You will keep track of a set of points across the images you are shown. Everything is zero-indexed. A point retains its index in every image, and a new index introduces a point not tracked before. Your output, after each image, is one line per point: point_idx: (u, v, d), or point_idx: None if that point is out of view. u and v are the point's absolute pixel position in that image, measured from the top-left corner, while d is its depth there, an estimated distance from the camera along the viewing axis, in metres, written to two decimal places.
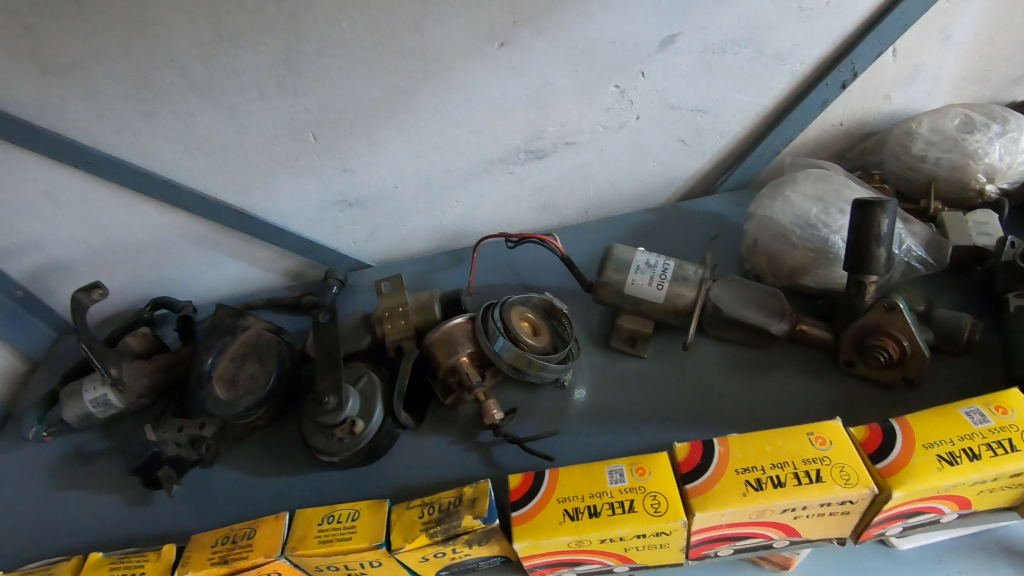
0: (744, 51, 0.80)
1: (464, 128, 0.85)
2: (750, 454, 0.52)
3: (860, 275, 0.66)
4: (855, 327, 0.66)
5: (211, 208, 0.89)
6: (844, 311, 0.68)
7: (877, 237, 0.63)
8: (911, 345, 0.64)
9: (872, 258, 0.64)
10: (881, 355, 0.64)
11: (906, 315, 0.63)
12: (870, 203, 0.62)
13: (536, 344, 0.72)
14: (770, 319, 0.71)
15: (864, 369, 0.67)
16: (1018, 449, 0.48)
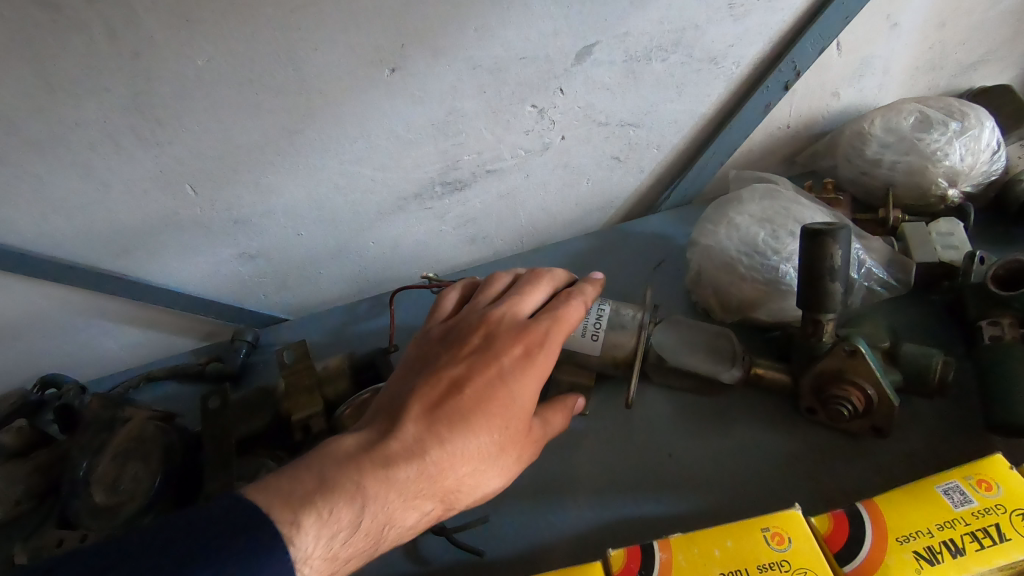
0: (672, 56, 0.71)
1: (367, 164, 0.74)
2: (697, 562, 0.44)
3: (816, 313, 0.57)
4: (813, 373, 0.58)
5: (85, 277, 0.77)
6: (800, 353, 0.60)
7: (830, 270, 0.53)
8: (876, 392, 0.56)
9: (827, 294, 0.55)
10: (845, 407, 0.56)
11: (869, 358, 0.55)
12: (822, 232, 0.53)
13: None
14: (721, 365, 0.63)
15: (826, 418, 0.59)
16: (1010, 537, 0.40)
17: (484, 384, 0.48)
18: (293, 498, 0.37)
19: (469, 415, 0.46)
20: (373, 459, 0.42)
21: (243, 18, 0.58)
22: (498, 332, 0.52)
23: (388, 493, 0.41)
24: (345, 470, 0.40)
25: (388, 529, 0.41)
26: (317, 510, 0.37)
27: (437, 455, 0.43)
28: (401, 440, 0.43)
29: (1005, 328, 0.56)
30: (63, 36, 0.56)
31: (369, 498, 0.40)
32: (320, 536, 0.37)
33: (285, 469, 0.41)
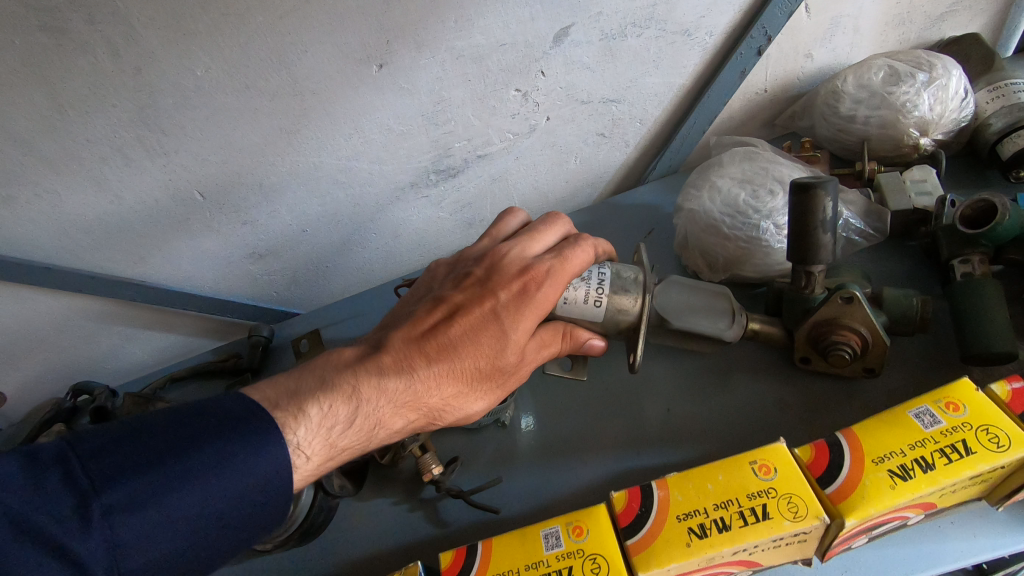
0: (646, 31, 0.74)
1: (363, 158, 0.78)
2: (691, 496, 0.48)
3: (807, 265, 0.59)
4: (811, 323, 0.60)
5: (106, 286, 0.81)
6: (792, 306, 0.63)
7: (821, 224, 0.55)
8: (870, 332, 0.59)
9: (818, 247, 0.57)
10: (846, 351, 0.58)
11: (864, 304, 0.58)
12: (812, 186, 0.55)
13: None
14: (723, 325, 0.65)
15: (821, 364, 0.63)
16: (976, 452, 0.44)
17: (479, 316, 0.56)
18: (299, 395, 0.47)
19: (460, 341, 0.54)
20: (367, 368, 0.51)
21: (235, 28, 0.61)
22: (499, 270, 0.60)
23: (380, 397, 0.50)
24: (344, 375, 0.50)
25: (379, 430, 0.50)
26: (317, 404, 0.46)
27: (424, 375, 0.52)
28: (395, 355, 0.53)
29: (974, 265, 0.60)
30: (69, 58, 0.59)
31: (361, 400, 0.49)
32: (318, 425, 0.46)
33: (297, 373, 0.51)
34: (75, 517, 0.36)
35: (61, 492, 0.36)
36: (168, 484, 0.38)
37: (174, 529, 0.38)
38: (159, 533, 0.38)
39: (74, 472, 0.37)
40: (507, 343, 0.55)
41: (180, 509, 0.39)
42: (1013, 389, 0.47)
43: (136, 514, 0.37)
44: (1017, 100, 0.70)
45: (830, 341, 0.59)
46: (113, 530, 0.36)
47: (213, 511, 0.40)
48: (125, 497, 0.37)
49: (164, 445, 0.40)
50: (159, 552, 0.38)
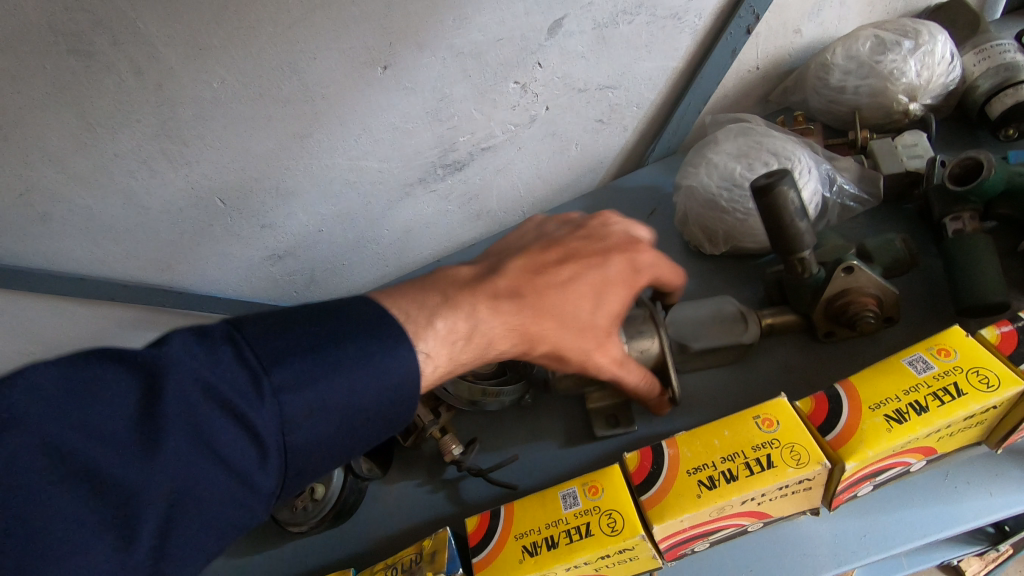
0: (637, 18, 0.76)
1: (373, 157, 0.82)
2: (700, 451, 0.51)
3: (792, 252, 0.60)
4: (825, 301, 0.62)
5: (139, 292, 0.87)
6: (796, 291, 0.64)
7: (790, 217, 0.56)
8: (880, 291, 0.62)
9: (794, 234, 0.58)
10: (870, 316, 0.61)
11: (864, 266, 0.61)
12: (770, 186, 0.54)
13: (483, 368, 0.70)
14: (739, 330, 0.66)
15: (845, 333, 0.64)
16: (968, 392, 0.46)
17: (583, 267, 0.59)
18: (428, 307, 0.52)
19: (564, 285, 0.57)
20: (484, 290, 0.55)
21: (247, 40, 0.65)
22: (603, 238, 0.63)
23: (492, 318, 0.54)
24: (463, 294, 0.55)
25: (491, 348, 0.54)
26: (444, 319, 0.52)
27: (534, 303, 0.56)
28: (509, 281, 0.57)
29: (965, 222, 0.63)
30: (96, 78, 0.64)
31: (479, 318, 0.53)
32: (444, 338, 0.51)
33: (420, 287, 0.56)
34: (252, 391, 0.41)
35: (236, 370, 0.41)
36: (320, 373, 0.43)
37: (327, 412, 0.43)
38: (315, 414, 0.43)
39: (245, 353, 0.42)
40: (605, 309, 0.57)
41: (331, 397, 0.43)
42: (1002, 332, 0.50)
43: (297, 395, 0.42)
44: (1003, 60, 0.71)
45: (853, 313, 0.61)
46: (279, 406, 0.41)
47: (356, 403, 0.44)
48: (289, 380, 0.42)
49: (312, 339, 0.44)
50: (315, 430, 0.43)
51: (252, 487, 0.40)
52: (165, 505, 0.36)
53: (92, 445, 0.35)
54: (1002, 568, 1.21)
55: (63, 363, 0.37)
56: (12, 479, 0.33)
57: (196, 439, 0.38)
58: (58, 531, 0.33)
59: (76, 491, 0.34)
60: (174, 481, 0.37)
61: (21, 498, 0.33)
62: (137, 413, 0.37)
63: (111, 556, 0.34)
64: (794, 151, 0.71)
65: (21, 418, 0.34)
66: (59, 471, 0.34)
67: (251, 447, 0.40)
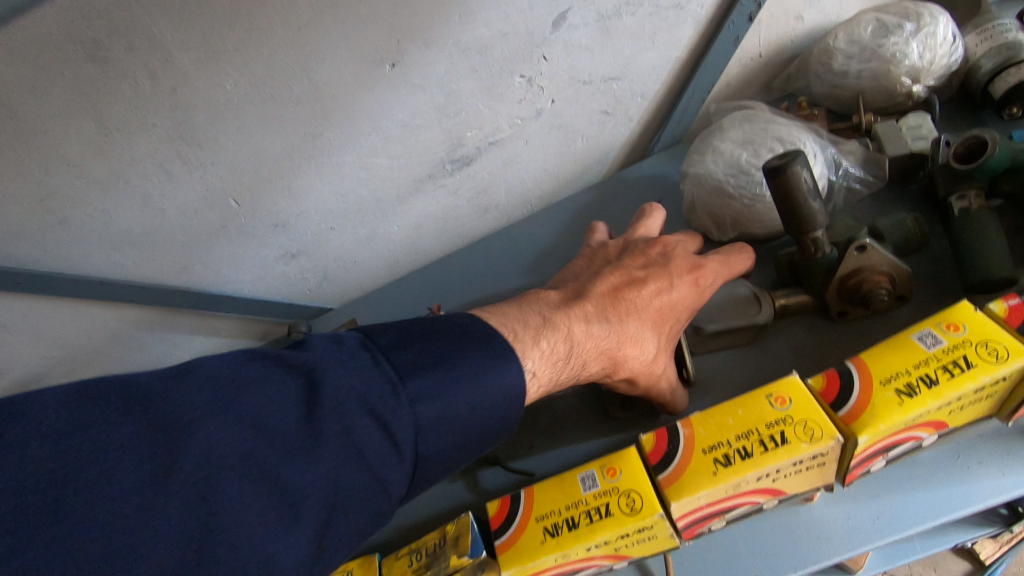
0: (640, 9, 0.77)
1: (382, 155, 0.83)
2: (715, 430, 0.52)
3: (806, 233, 0.61)
4: (838, 280, 0.63)
5: (159, 293, 0.89)
6: (810, 270, 0.65)
7: (804, 196, 0.58)
8: (893, 270, 0.62)
9: (808, 214, 0.59)
10: (884, 294, 0.61)
11: (877, 245, 0.61)
12: (783, 166, 0.56)
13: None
14: (753, 311, 0.67)
15: (859, 312, 0.65)
16: (977, 364, 0.47)
17: (660, 289, 0.62)
18: (530, 327, 0.54)
19: (644, 309, 0.60)
20: (573, 313, 0.57)
21: (258, 42, 0.66)
22: (673, 257, 0.65)
23: (586, 342, 0.56)
24: (557, 317, 0.56)
25: (584, 370, 0.56)
26: (546, 339, 0.53)
27: (618, 327, 0.58)
28: (595, 305, 0.59)
29: (971, 199, 0.63)
30: (112, 85, 0.65)
31: (574, 341, 0.55)
32: (546, 357, 0.52)
33: (513, 309, 0.57)
34: (391, 395, 0.43)
35: (375, 374, 0.44)
36: (447, 380, 0.45)
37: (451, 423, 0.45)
38: (440, 424, 0.45)
39: (384, 363, 0.45)
40: (672, 339, 0.62)
41: (454, 407, 0.45)
42: (1009, 306, 0.50)
43: (432, 402, 0.44)
44: (1005, 39, 0.72)
45: (867, 291, 0.61)
46: (413, 411, 0.44)
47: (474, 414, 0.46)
48: (423, 388, 0.45)
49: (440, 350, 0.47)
50: (438, 439, 0.45)
51: (387, 492, 0.42)
52: (322, 506, 0.39)
53: (268, 443, 0.38)
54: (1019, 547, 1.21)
55: (226, 365, 0.41)
56: (184, 474, 0.36)
57: (348, 440, 0.40)
58: (241, 522, 0.36)
59: (248, 487, 0.37)
60: (329, 482, 0.39)
61: (210, 492, 0.36)
62: (297, 416, 0.40)
63: (286, 548, 0.37)
64: (799, 137, 0.72)
65: (198, 422, 0.37)
66: (241, 466, 0.37)
67: (388, 446, 0.42)
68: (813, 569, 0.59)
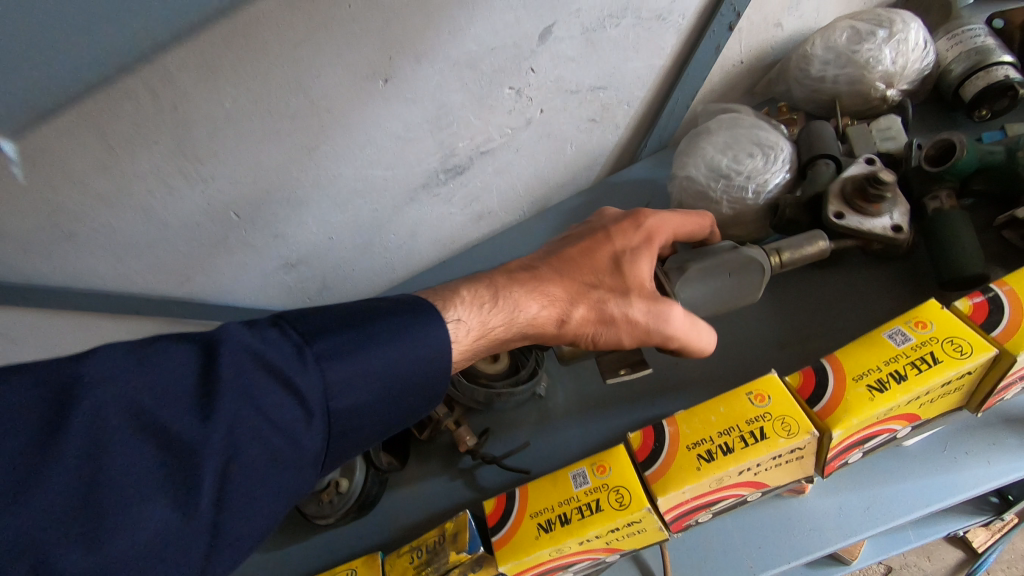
0: (623, 21, 0.80)
1: (377, 166, 0.85)
2: (698, 427, 0.55)
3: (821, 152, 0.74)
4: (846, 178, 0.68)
5: (161, 303, 0.91)
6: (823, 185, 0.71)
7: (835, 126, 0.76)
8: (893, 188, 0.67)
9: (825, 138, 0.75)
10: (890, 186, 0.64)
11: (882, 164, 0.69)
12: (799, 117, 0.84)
13: (499, 369, 0.73)
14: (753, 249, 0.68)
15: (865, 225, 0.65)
16: (943, 359, 0.50)
17: (589, 244, 0.65)
18: (453, 285, 0.58)
19: (573, 261, 0.64)
20: (501, 272, 0.61)
21: (256, 60, 0.68)
22: (606, 220, 0.69)
23: (514, 287, 0.59)
24: (484, 275, 0.61)
25: (520, 313, 0.58)
26: (468, 289, 0.57)
27: (549, 276, 0.61)
28: (521, 265, 0.64)
29: (943, 199, 0.67)
30: (115, 104, 0.66)
31: (501, 288, 0.58)
32: (471, 304, 0.56)
33: None
34: (296, 357, 0.45)
35: (282, 344, 0.45)
36: (360, 343, 0.48)
37: (368, 376, 0.48)
38: (355, 380, 0.47)
39: (289, 332, 0.46)
40: (624, 270, 0.62)
41: (369, 364, 0.48)
42: (974, 303, 0.53)
43: (337, 362, 0.46)
44: (974, 44, 0.74)
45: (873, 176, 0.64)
46: (321, 371, 0.46)
47: (393, 371, 0.49)
48: (329, 347, 0.47)
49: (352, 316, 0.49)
50: (356, 395, 0.47)
51: (299, 447, 0.44)
52: (222, 459, 0.40)
53: (160, 405, 0.39)
54: (1010, 535, 1.23)
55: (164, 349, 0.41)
56: (75, 437, 0.36)
57: (247, 401, 0.41)
58: (128, 481, 0.37)
59: (140, 442, 0.38)
60: (228, 435, 0.40)
61: (98, 452, 0.36)
62: (198, 380, 0.41)
63: (166, 512, 0.37)
64: (781, 143, 0.76)
65: (101, 379, 0.38)
66: (133, 428, 0.38)
67: (297, 408, 0.44)
68: (810, 559, 0.62)
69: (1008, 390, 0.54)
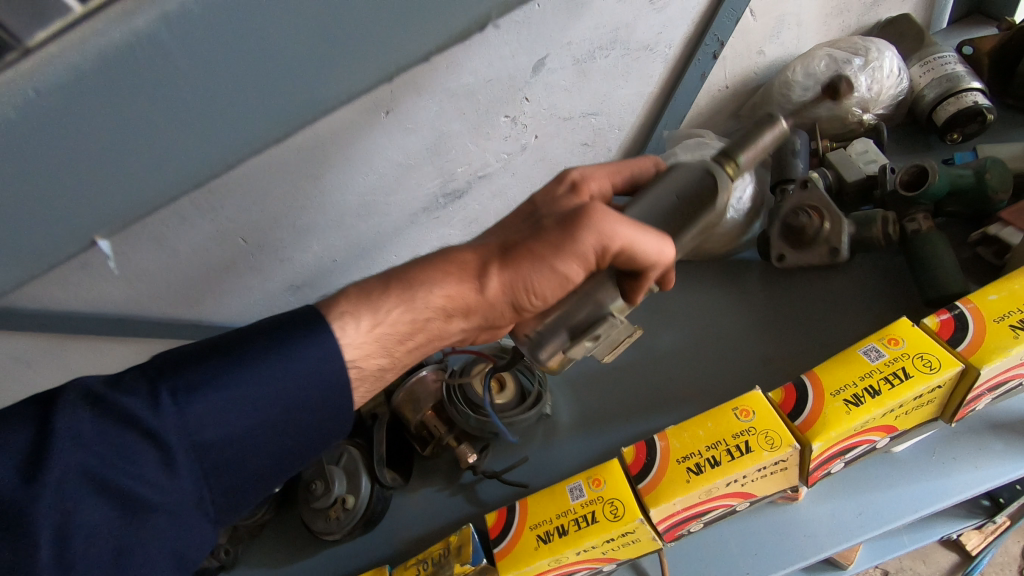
0: (612, 52, 0.83)
1: (379, 192, 0.89)
2: (687, 442, 0.58)
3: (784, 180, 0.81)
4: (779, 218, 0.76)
5: (172, 327, 0.95)
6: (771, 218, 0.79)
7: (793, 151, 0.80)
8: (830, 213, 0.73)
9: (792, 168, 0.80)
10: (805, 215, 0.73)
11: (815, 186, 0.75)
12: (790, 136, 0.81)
13: (506, 399, 0.75)
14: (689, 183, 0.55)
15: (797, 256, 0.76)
16: (914, 374, 0.53)
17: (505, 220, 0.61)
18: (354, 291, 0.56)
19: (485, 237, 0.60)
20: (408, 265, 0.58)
21: None
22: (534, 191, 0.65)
23: (411, 266, 0.55)
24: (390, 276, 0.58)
25: (418, 288, 0.53)
26: (357, 284, 0.54)
27: (453, 249, 0.57)
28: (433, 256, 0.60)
29: (920, 222, 0.70)
30: None
31: (397, 273, 0.55)
32: (358, 296, 0.53)
33: None
34: (151, 400, 0.44)
35: (138, 390, 0.44)
36: (225, 370, 0.47)
37: (236, 410, 0.46)
38: (222, 409, 0.46)
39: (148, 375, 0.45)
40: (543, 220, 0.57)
41: (239, 391, 0.46)
42: (942, 320, 0.57)
43: (195, 397, 0.45)
44: (945, 71, 0.79)
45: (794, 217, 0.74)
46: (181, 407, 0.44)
47: (271, 391, 0.47)
48: (184, 383, 0.45)
49: (226, 342, 0.48)
50: (227, 424, 0.46)
51: (175, 485, 0.44)
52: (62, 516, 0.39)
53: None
54: (1000, 538, 1.25)
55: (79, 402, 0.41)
56: None
57: (100, 447, 0.41)
58: None
59: None
60: (71, 486, 0.40)
61: None
62: (36, 437, 0.40)
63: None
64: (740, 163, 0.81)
65: None
66: None
67: (156, 450, 0.43)
68: (805, 564, 0.65)
69: (977, 401, 0.58)
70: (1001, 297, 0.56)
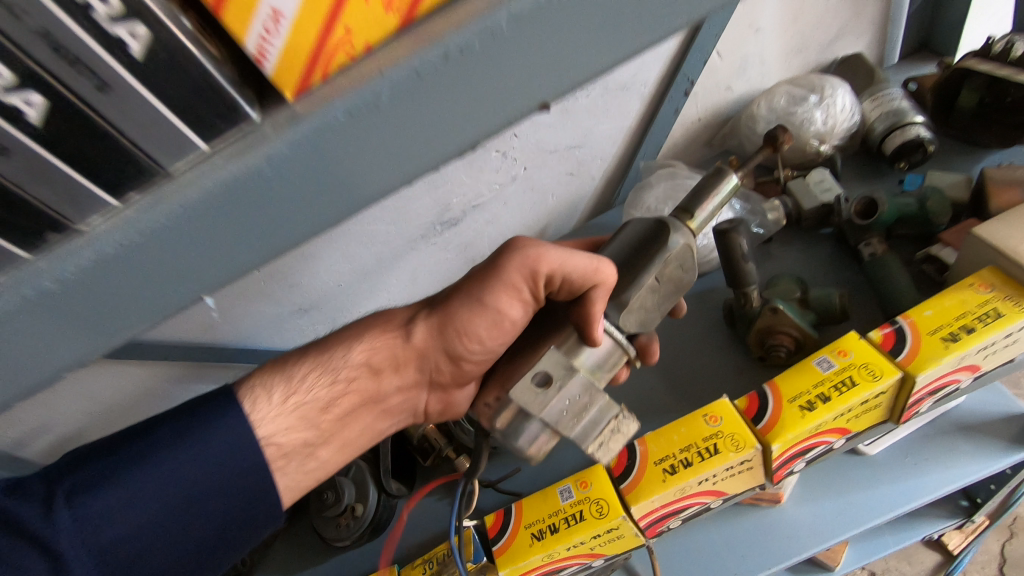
0: (594, 91, 0.91)
1: (379, 222, 0.95)
2: (663, 446, 0.65)
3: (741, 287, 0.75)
4: (754, 329, 0.74)
5: (186, 353, 0.99)
6: (742, 318, 0.77)
7: (740, 256, 0.72)
8: (801, 333, 0.72)
9: (743, 273, 0.73)
10: (782, 349, 0.73)
11: (788, 312, 0.71)
12: (727, 229, 0.72)
13: None
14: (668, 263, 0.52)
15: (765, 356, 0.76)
16: (860, 382, 0.60)
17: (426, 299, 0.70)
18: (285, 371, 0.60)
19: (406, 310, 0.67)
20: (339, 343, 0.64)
21: None
22: None
23: (342, 341, 0.61)
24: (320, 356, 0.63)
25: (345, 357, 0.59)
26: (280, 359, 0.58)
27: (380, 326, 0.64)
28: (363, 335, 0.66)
29: (875, 246, 0.76)
30: None
31: (325, 347, 0.60)
32: (278, 364, 0.56)
33: None
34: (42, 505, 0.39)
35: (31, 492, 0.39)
36: (130, 462, 0.43)
37: (131, 509, 0.41)
38: (125, 506, 0.41)
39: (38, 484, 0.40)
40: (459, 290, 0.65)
41: (129, 489, 0.42)
42: (884, 333, 0.64)
43: (93, 495, 0.40)
44: (892, 106, 0.87)
45: (770, 342, 0.73)
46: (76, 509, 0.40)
47: (170, 486, 0.43)
48: (84, 481, 0.41)
49: (130, 431, 0.45)
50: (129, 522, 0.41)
51: None
52: None
53: None
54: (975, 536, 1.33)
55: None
56: None
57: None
58: None
59: None
60: None
61: None
62: None
63: None
64: None
65: None
66: None
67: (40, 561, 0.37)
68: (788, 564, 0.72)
69: (920, 404, 0.65)
70: (934, 312, 0.63)
